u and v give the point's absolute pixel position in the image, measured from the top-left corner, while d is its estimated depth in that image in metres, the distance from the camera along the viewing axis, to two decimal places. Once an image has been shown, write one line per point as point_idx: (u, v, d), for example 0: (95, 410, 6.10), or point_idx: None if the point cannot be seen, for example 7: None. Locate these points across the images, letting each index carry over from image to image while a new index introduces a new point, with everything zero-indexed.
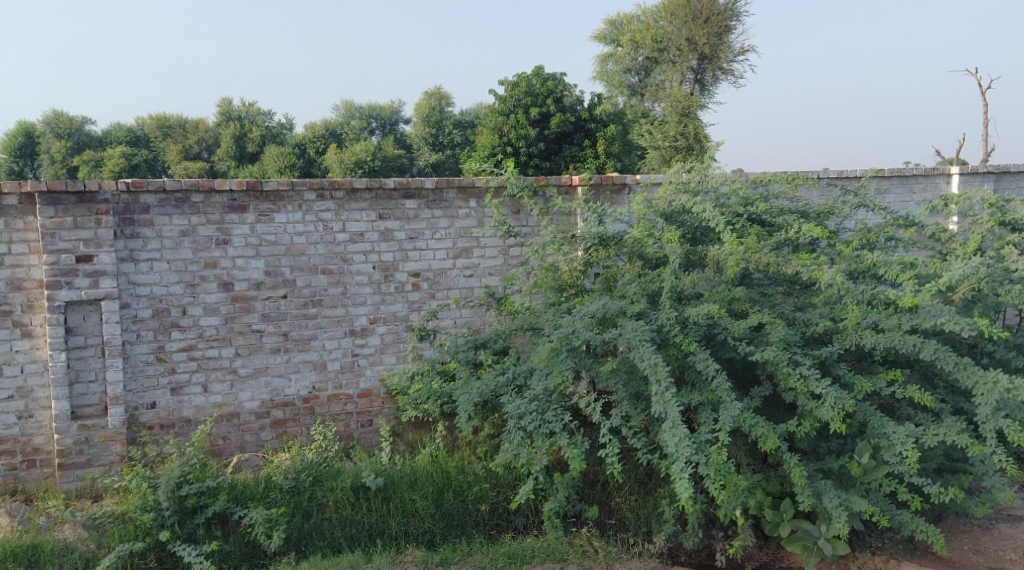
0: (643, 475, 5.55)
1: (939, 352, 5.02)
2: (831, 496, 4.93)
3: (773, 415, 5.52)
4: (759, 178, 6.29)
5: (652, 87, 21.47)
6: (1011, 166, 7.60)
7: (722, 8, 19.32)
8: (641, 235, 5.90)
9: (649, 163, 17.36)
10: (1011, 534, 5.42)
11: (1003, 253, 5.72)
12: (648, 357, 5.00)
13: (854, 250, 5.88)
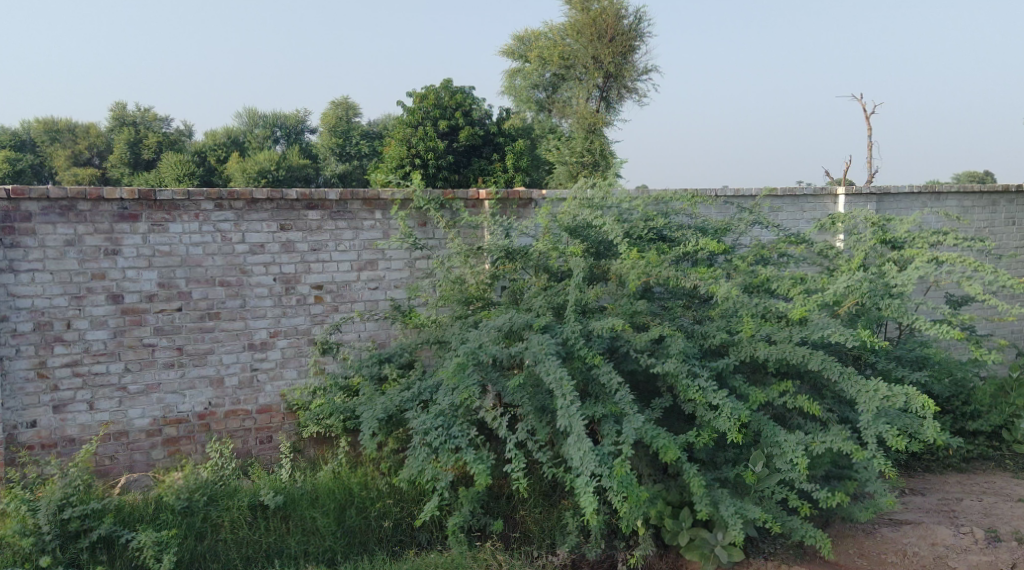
0: (547, 488, 5.60)
1: (826, 362, 5.20)
2: (727, 504, 5.03)
3: (674, 427, 5.61)
4: (659, 196, 6.44)
5: (558, 103, 21.75)
6: (892, 188, 7.93)
7: (626, 28, 19.84)
8: (546, 248, 5.96)
9: (556, 178, 17.55)
10: (893, 537, 5.60)
11: (884, 269, 5.93)
12: (553, 370, 5.02)
13: (749, 265, 6.06)
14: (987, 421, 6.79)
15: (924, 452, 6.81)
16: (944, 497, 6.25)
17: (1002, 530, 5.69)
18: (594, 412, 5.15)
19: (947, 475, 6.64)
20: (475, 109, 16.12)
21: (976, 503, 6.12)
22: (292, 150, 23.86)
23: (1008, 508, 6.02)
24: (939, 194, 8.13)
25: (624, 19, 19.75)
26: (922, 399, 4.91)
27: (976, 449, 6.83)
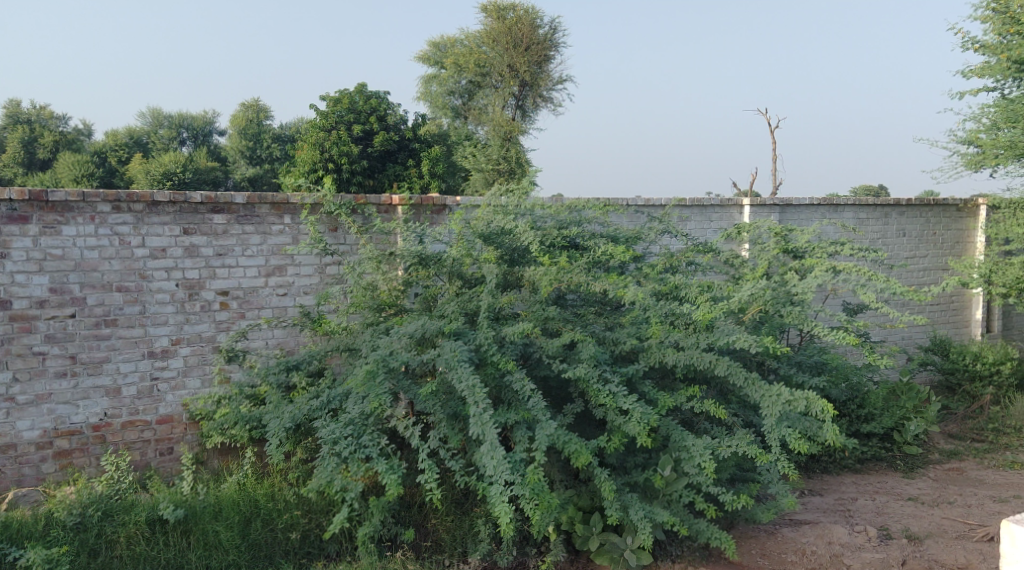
0: (459, 496, 5.55)
1: (732, 368, 5.31)
2: (637, 509, 5.11)
3: (585, 432, 5.65)
4: (572, 204, 6.52)
5: (475, 111, 21.78)
6: (793, 200, 8.15)
7: (541, 38, 20.14)
8: (459, 255, 5.92)
9: (471, 185, 17.65)
10: (792, 537, 5.76)
11: (786, 277, 6.10)
12: (465, 377, 5.00)
13: (658, 273, 6.17)
14: (880, 423, 7.02)
15: (822, 454, 6.96)
16: (840, 496, 6.44)
17: (894, 528, 5.90)
18: (506, 418, 5.14)
19: (844, 476, 6.84)
20: (390, 113, 16.05)
21: (870, 503, 6.33)
22: (200, 152, 23.35)
23: (898, 507, 6.24)
24: (837, 206, 8.40)
25: (539, 29, 20.07)
26: (821, 403, 5.06)
27: (870, 450, 7.05)
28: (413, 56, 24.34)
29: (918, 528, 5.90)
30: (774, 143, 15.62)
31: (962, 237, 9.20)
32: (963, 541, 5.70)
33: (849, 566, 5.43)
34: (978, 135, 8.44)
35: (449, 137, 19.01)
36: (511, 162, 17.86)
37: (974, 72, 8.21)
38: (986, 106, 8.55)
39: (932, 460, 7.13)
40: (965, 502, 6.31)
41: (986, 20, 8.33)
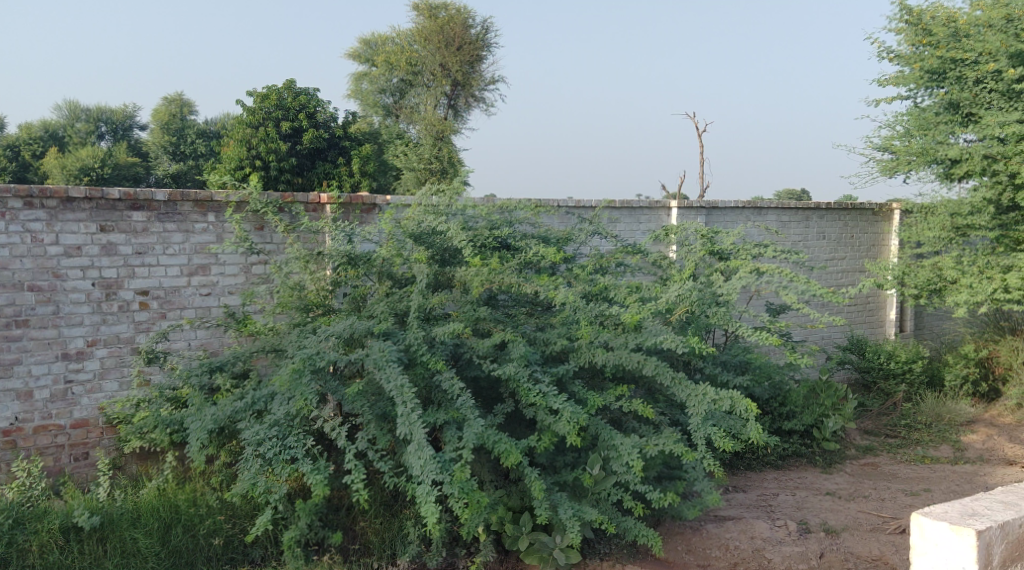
0: (388, 497, 5.49)
1: (659, 368, 5.36)
2: (566, 508, 5.12)
3: (515, 432, 5.65)
4: (504, 205, 6.53)
5: (406, 109, 21.59)
6: (719, 203, 8.28)
7: (474, 38, 20.11)
8: (389, 255, 5.88)
9: (403, 184, 17.56)
10: (717, 533, 5.84)
11: (713, 279, 6.20)
12: (394, 377, 4.95)
13: (589, 274, 6.22)
14: (800, 420, 7.21)
15: (745, 451, 7.09)
16: (762, 492, 6.57)
17: (813, 522, 6.04)
18: (435, 419, 5.11)
19: (766, 472, 6.97)
20: (320, 111, 15.82)
21: (790, 498, 6.46)
22: (121, 146, 22.71)
23: (817, 501, 6.39)
24: (761, 208, 8.55)
25: (471, 28, 20.09)
26: (745, 402, 5.15)
27: (791, 446, 7.19)
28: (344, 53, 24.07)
29: (835, 521, 6.04)
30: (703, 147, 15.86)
31: (877, 241, 9.46)
32: (877, 533, 5.85)
33: (770, 560, 5.53)
34: (892, 141, 8.69)
35: (380, 136, 18.84)
36: (442, 162, 17.76)
37: (890, 81, 8.44)
38: (900, 114, 8.82)
39: (849, 455, 7.30)
40: (879, 496, 6.49)
41: (900, 31, 8.54)
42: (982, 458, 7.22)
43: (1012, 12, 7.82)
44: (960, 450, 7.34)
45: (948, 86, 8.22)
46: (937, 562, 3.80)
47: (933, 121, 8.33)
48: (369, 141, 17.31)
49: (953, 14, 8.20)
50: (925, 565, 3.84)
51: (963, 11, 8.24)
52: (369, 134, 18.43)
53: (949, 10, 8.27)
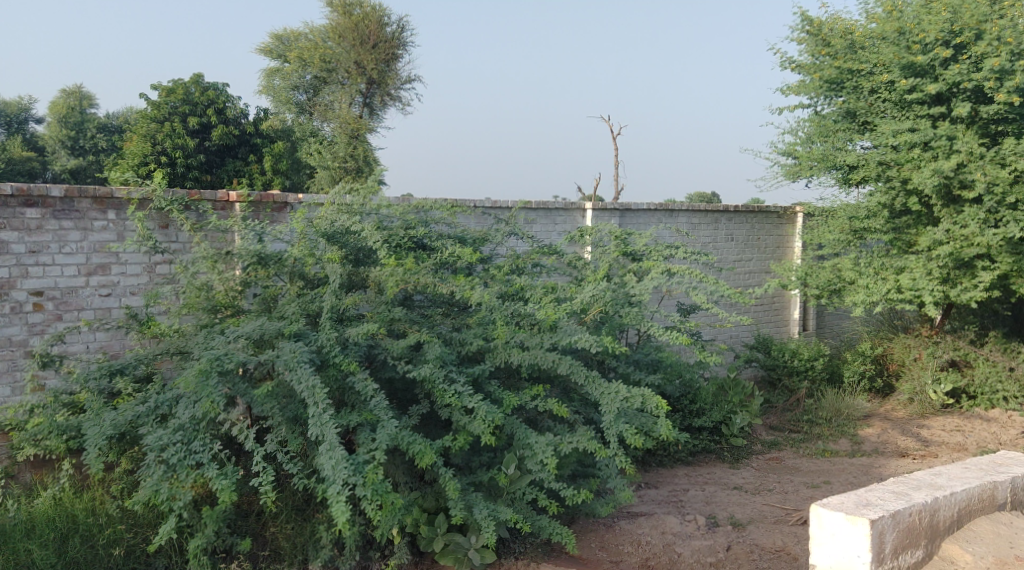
0: (299, 502, 5.39)
1: (573, 367, 5.42)
2: (480, 507, 5.11)
3: (431, 433, 5.60)
4: (419, 205, 6.51)
5: (320, 106, 20.87)
6: (632, 205, 8.38)
7: (389, 36, 20.14)
8: (302, 255, 5.80)
9: (317, 182, 17.45)
10: (629, 529, 5.93)
11: (626, 279, 6.29)
12: (305, 379, 4.86)
13: (505, 275, 6.25)
14: (709, 417, 7.34)
15: (657, 448, 7.16)
16: (673, 488, 6.67)
17: (721, 516, 6.16)
18: (348, 420, 5.02)
19: (677, 468, 7.07)
20: (230, 107, 15.45)
21: (700, 493, 6.58)
22: (15, 139, 21.74)
23: (725, 495, 6.53)
24: (672, 211, 8.69)
25: (387, 27, 20.08)
26: (655, 398, 5.24)
27: (700, 443, 7.30)
28: (254, 48, 23.57)
29: (741, 515, 6.18)
30: (616, 148, 16.13)
31: (782, 243, 9.73)
32: (782, 525, 6.01)
33: (679, 554, 5.61)
34: (795, 147, 8.94)
35: (293, 133, 18.52)
36: (358, 161, 18.17)
37: (791, 90, 8.67)
38: (802, 121, 9.06)
39: (755, 450, 7.47)
40: (783, 489, 6.66)
41: (801, 41, 8.79)
42: (877, 450, 7.47)
43: (903, 25, 7.90)
44: (857, 444, 7.58)
45: (846, 96, 8.53)
46: (835, 551, 4.42)
47: (832, 129, 8.60)
48: (282, 139, 17.02)
49: (849, 26, 8.44)
50: (826, 553, 4.44)
51: (859, 23, 8.46)
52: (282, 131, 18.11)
53: (847, 22, 8.50)
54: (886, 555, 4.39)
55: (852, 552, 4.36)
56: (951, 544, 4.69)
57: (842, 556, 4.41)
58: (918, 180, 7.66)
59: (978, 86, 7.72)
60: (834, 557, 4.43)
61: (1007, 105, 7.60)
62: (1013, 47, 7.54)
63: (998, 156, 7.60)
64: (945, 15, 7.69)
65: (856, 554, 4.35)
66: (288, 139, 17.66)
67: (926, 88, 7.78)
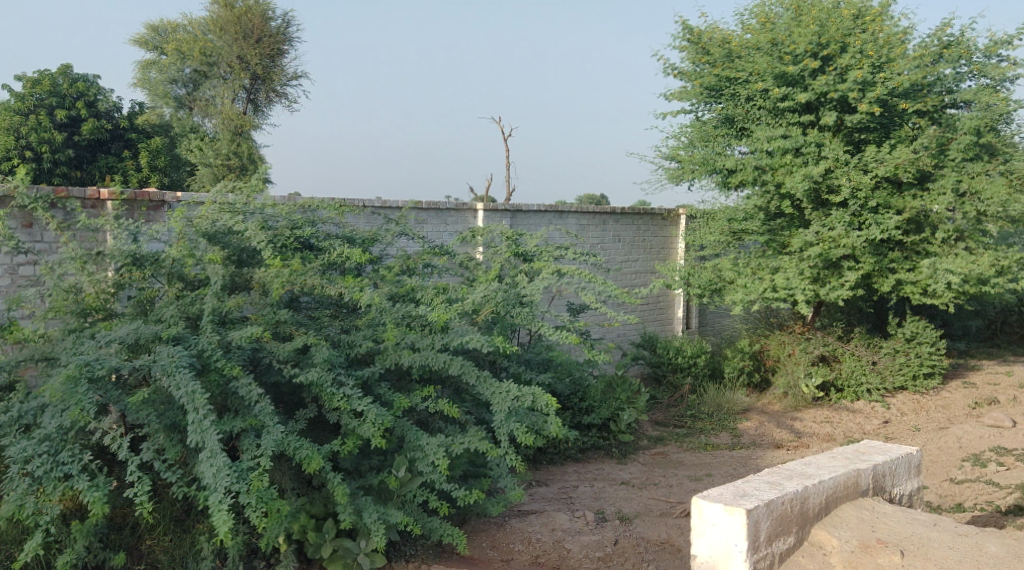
0: (179, 513, 5.15)
1: (464, 367, 5.43)
2: (370, 511, 5.06)
3: (318, 437, 5.52)
4: (306, 204, 6.41)
5: (201, 102, 20.81)
6: (523, 206, 8.46)
7: (273, 30, 19.59)
8: (181, 255, 5.58)
9: (199, 180, 17.09)
10: (520, 527, 6.00)
11: (517, 280, 6.37)
12: (184, 384, 4.69)
13: (395, 275, 6.23)
14: (599, 414, 7.47)
15: (548, 446, 7.22)
16: (563, 485, 6.79)
17: (608, 511, 6.31)
18: (231, 427, 4.92)
19: (567, 465, 7.19)
20: (101, 100, 14.69)
21: (589, 489, 6.72)
22: None
23: (613, 491, 6.69)
24: (561, 213, 8.82)
25: (272, 21, 19.58)
26: (546, 397, 5.31)
27: (590, 440, 7.43)
28: (131, 40, 22.89)
29: (628, 509, 6.34)
30: (508, 149, 16.26)
31: (667, 244, 10.02)
32: (666, 517, 6.20)
33: (568, 550, 5.70)
34: (678, 152, 9.22)
35: (171, 128, 17.93)
36: (241, 158, 17.96)
37: (674, 95, 8.94)
38: (684, 126, 9.34)
39: (641, 446, 7.68)
40: (668, 483, 6.87)
41: (683, 48, 9.07)
42: (755, 443, 7.81)
43: (776, 36, 8.31)
44: (737, 437, 7.90)
45: (724, 102, 8.85)
46: (714, 540, 4.61)
47: (712, 134, 8.91)
48: (160, 133, 16.43)
49: (727, 35, 8.74)
50: (706, 542, 4.62)
51: (736, 33, 8.79)
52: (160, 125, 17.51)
53: (725, 31, 8.81)
54: (761, 543, 4.59)
55: (731, 539, 4.55)
56: (821, 530, 4.94)
57: (721, 544, 4.60)
58: (791, 185, 8.03)
59: (843, 96, 8.15)
60: (714, 545, 4.62)
61: (870, 114, 8.12)
62: (874, 60, 8.05)
63: (862, 163, 8.08)
64: (813, 28, 8.10)
65: (734, 542, 4.55)
66: (169, 134, 16.94)
67: (797, 97, 8.18)
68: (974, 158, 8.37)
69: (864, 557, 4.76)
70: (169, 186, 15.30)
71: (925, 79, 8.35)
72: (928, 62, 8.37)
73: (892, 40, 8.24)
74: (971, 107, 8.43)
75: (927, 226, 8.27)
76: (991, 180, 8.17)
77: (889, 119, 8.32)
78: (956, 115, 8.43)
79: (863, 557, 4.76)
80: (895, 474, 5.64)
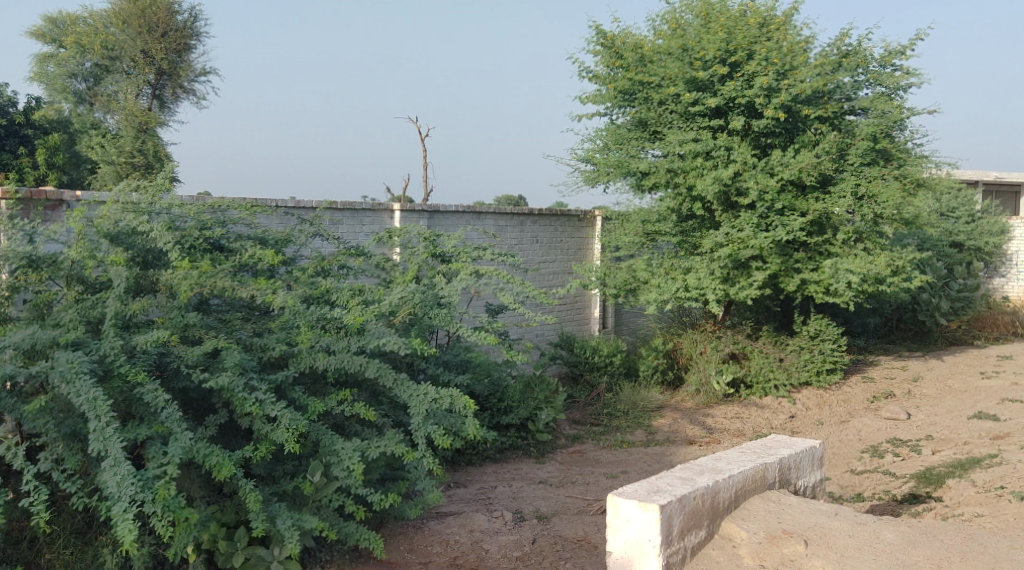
0: (80, 524, 4.96)
1: (381, 370, 5.36)
2: (284, 518, 4.94)
3: (229, 443, 5.38)
4: (216, 204, 6.23)
5: (102, 97, 19.85)
6: (440, 206, 8.43)
7: (179, 25, 19.23)
8: (81, 257, 5.36)
9: (101, 178, 16.62)
10: (438, 529, 5.96)
11: (435, 282, 6.34)
12: (85, 391, 4.51)
13: (310, 277, 6.11)
14: (517, 414, 7.52)
15: (466, 447, 7.21)
16: (482, 486, 6.79)
17: (526, 510, 6.33)
18: (136, 435, 4.69)
19: (485, 466, 7.20)
20: None
21: (507, 489, 6.74)
22: None
23: (531, 490, 6.72)
24: (478, 213, 8.83)
25: (177, 15, 19.10)
26: (464, 399, 5.29)
27: (508, 440, 7.47)
28: (28, 32, 22.02)
29: (546, 508, 6.38)
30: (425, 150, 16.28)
31: (584, 245, 10.14)
32: (583, 515, 6.27)
33: (487, 551, 5.69)
34: (593, 154, 9.35)
35: (71, 124, 17.31)
36: (146, 155, 17.40)
37: (588, 99, 9.06)
38: (598, 129, 9.47)
39: (559, 444, 7.76)
40: (585, 481, 6.95)
41: (596, 52, 9.19)
42: (668, 439, 7.98)
43: (686, 42, 8.51)
44: (651, 434, 8.05)
45: (638, 106, 9.05)
46: (628, 535, 4.69)
47: (626, 137, 9.08)
48: (59, 129, 15.85)
49: (639, 40, 8.88)
50: (620, 538, 4.70)
51: (648, 38, 8.95)
52: (58, 120, 16.87)
53: (637, 36, 8.96)
54: (673, 537, 4.69)
55: (644, 533, 4.64)
56: (731, 523, 5.07)
57: (635, 539, 4.68)
58: (701, 187, 8.23)
59: (751, 101, 8.42)
60: (628, 541, 4.70)
61: (775, 119, 8.40)
62: (778, 68, 8.31)
63: (768, 166, 8.36)
64: (721, 36, 8.35)
65: (647, 537, 4.64)
66: (67, 129, 16.35)
67: (706, 102, 8.41)
68: (871, 163, 8.75)
69: (770, 548, 4.88)
70: (67, 184, 15.16)
71: (827, 86, 8.66)
72: (829, 70, 8.69)
73: (796, 48, 8.53)
74: (868, 114, 8.80)
75: (829, 227, 8.61)
76: (887, 183, 8.56)
77: (792, 124, 8.62)
78: (854, 121, 8.80)
79: (770, 548, 4.89)
80: (800, 467, 5.84)
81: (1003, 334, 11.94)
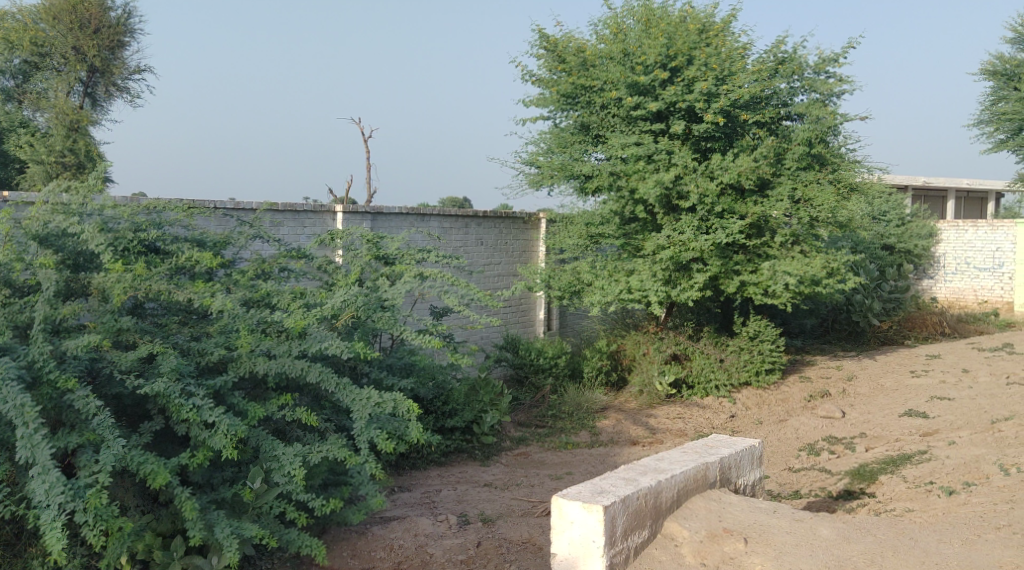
0: (8, 536, 4.77)
1: (323, 374, 5.27)
2: (222, 526, 4.82)
3: (165, 451, 5.24)
4: (151, 205, 6.08)
5: (31, 95, 18.83)
6: (383, 208, 8.37)
7: (113, 22, 19.06)
8: (8, 259, 5.17)
9: (29, 177, 16.24)
10: (382, 534, 5.89)
11: (379, 284, 6.28)
12: (12, 397, 4.34)
13: (250, 280, 6.00)
14: (461, 417, 7.48)
15: (411, 450, 7.15)
16: (426, 489, 6.73)
17: (471, 513, 6.31)
18: (66, 442, 4.54)
19: (429, 469, 7.15)
20: None
21: (451, 492, 6.70)
22: None
23: (475, 493, 6.69)
24: (422, 216, 8.78)
25: (110, 12, 18.81)
26: (408, 402, 5.24)
27: (453, 443, 7.43)
28: None
29: (490, 511, 6.36)
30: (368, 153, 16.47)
31: (528, 247, 10.16)
32: (527, 517, 6.27)
33: (431, 554, 5.64)
34: (537, 157, 9.37)
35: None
36: (77, 155, 16.97)
37: (532, 102, 9.09)
38: (541, 132, 9.52)
39: (504, 447, 7.76)
40: (529, 483, 6.96)
41: (539, 56, 9.23)
42: (612, 439, 8.04)
43: (627, 47, 8.64)
44: (595, 435, 8.10)
45: (580, 110, 9.11)
46: (572, 537, 4.70)
47: (569, 140, 9.14)
48: None
49: (581, 45, 8.97)
50: (565, 539, 4.70)
51: (590, 43, 9.04)
52: None
53: (579, 40, 9.03)
54: (617, 537, 4.71)
55: (588, 535, 4.65)
56: (673, 522, 5.12)
57: (578, 540, 4.69)
58: (644, 190, 8.27)
59: (691, 106, 8.54)
60: (572, 542, 4.71)
61: (714, 124, 8.53)
62: (717, 73, 8.47)
63: (708, 170, 8.49)
64: (662, 41, 8.47)
65: (591, 538, 4.65)
66: None
67: (648, 106, 8.49)
68: (806, 167, 8.97)
69: (711, 546, 4.95)
70: None
71: (764, 92, 8.81)
72: (766, 76, 8.85)
73: (733, 54, 8.69)
74: (804, 119, 9.00)
75: (767, 230, 8.79)
76: (823, 187, 8.81)
77: (732, 129, 8.77)
78: (790, 127, 9.00)
79: (710, 546, 4.95)
80: (740, 466, 5.92)
81: (931, 334, 12.32)
